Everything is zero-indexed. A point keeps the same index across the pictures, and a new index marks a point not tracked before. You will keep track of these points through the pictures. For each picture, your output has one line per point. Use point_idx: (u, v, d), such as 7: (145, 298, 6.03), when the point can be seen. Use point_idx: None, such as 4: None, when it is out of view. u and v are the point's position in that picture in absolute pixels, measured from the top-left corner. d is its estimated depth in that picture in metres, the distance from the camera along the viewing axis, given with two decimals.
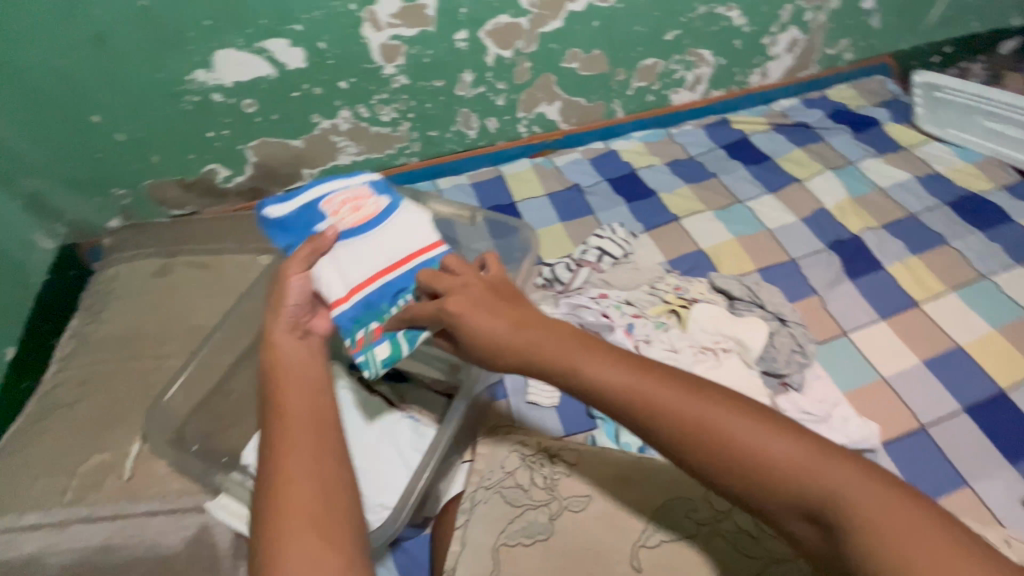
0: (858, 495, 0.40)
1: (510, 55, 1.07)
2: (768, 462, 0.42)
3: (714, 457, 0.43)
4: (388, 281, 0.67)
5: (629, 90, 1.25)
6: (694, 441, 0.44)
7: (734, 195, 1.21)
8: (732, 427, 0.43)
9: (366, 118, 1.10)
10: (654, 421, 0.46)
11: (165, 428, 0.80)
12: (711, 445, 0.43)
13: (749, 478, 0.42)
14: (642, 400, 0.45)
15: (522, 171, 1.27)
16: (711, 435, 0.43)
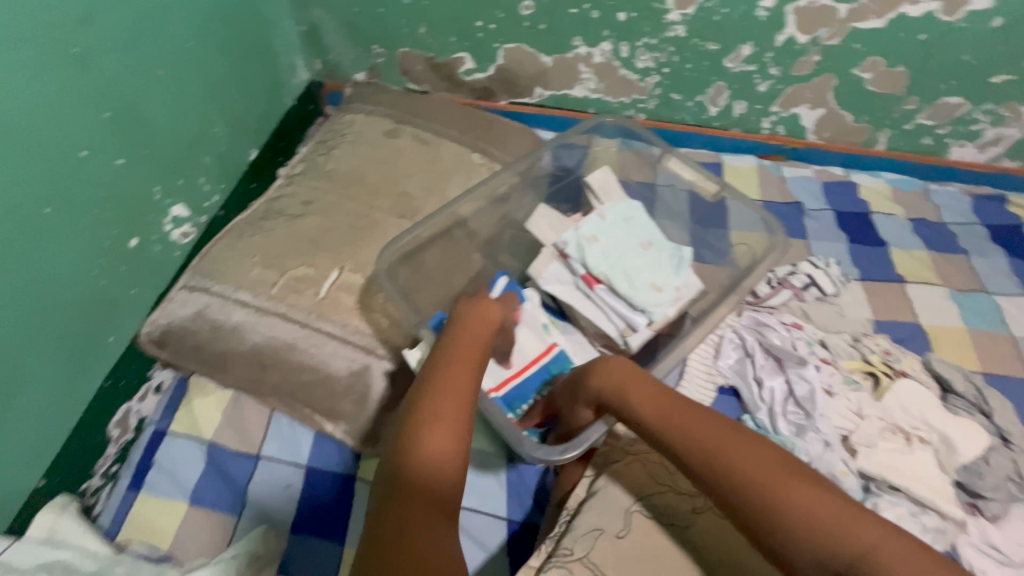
0: (892, 560, 0.44)
1: (805, 41, 0.97)
2: (817, 520, 0.48)
3: (770, 517, 0.50)
4: (524, 380, 0.80)
5: (908, 125, 1.09)
6: (762, 504, 0.50)
7: (982, 283, 1.03)
8: (797, 492, 0.50)
9: (622, 58, 1.07)
10: (732, 485, 0.52)
11: (364, 270, 0.87)
12: (774, 511, 0.50)
13: (798, 536, 0.48)
14: (725, 455, 0.54)
15: (744, 167, 1.18)
16: (773, 499, 0.50)
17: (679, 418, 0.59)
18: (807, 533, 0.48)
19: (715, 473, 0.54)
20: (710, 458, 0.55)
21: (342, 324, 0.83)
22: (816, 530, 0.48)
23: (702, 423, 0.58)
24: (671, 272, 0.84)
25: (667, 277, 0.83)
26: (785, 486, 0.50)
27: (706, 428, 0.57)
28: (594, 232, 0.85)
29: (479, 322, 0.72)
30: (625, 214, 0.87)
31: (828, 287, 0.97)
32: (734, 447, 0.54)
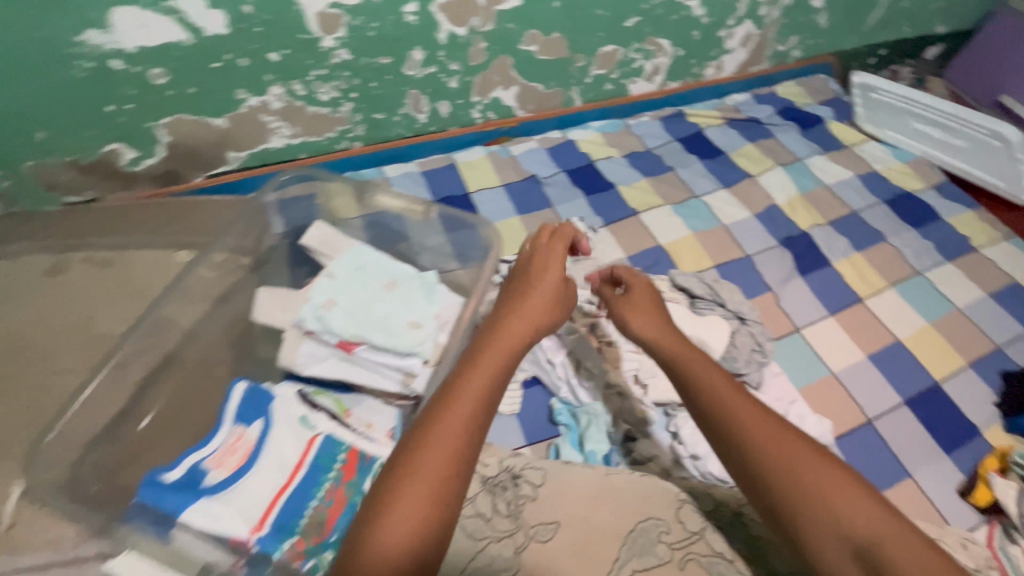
0: (899, 548, 0.48)
1: (464, 33, 0.99)
2: (814, 488, 0.52)
3: (778, 498, 0.53)
4: (295, 491, 0.62)
5: (588, 78, 1.20)
6: (772, 474, 0.54)
7: (690, 189, 1.20)
8: (810, 475, 0.52)
9: (301, 96, 0.98)
10: (774, 459, 0.54)
11: (56, 466, 0.65)
12: (802, 494, 0.52)
13: (809, 516, 0.51)
14: (728, 415, 0.58)
15: (476, 159, 1.19)
16: (801, 488, 0.52)
17: (734, 404, 0.58)
18: (827, 524, 0.51)
19: (734, 442, 0.57)
20: (744, 437, 0.56)
21: (53, 539, 0.66)
22: (825, 502, 0.51)
23: (740, 400, 0.58)
24: (424, 302, 0.80)
25: (421, 309, 0.79)
26: (794, 467, 0.53)
27: (772, 425, 0.56)
28: (328, 297, 0.77)
29: (550, 286, 0.63)
30: (355, 264, 0.81)
31: None
32: (788, 442, 0.55)
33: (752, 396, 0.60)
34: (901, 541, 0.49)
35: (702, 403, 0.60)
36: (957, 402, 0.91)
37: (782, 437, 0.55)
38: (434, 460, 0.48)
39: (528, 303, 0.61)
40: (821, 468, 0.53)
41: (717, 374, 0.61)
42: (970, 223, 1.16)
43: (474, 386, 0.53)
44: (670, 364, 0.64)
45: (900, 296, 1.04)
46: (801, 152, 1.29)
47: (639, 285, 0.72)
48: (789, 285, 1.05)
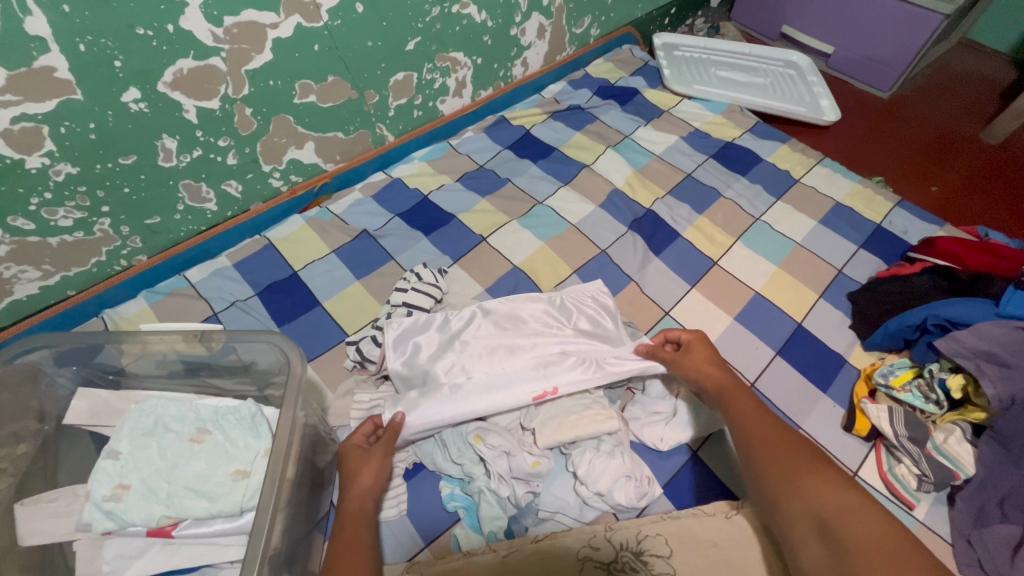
0: (854, 526, 0.51)
1: (218, 105, 0.85)
2: (809, 491, 0.56)
3: (760, 474, 0.61)
4: None
5: (391, 111, 1.11)
6: (766, 459, 0.61)
7: (531, 196, 1.15)
8: (798, 463, 0.59)
9: (32, 230, 0.79)
10: (752, 443, 0.63)
11: None
12: (769, 474, 0.60)
13: (788, 494, 0.57)
14: (744, 430, 0.65)
15: (294, 231, 1.05)
16: (789, 468, 0.59)
17: (750, 417, 0.66)
18: (803, 501, 0.56)
19: (737, 432, 0.66)
20: (745, 424, 0.66)
21: None
22: (821, 485, 0.56)
23: (765, 423, 0.65)
24: (249, 440, 0.66)
25: (245, 451, 0.65)
26: (780, 457, 0.60)
27: (782, 435, 0.63)
28: (116, 483, 0.62)
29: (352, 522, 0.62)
30: (143, 428, 0.66)
31: (426, 300, 0.93)
32: (787, 444, 0.62)
33: (777, 420, 0.66)
34: (861, 522, 0.51)
35: (745, 422, 0.66)
36: (821, 338, 0.94)
37: (791, 452, 0.61)
38: (355, 539, 0.60)
39: (367, 464, 0.67)
40: (820, 479, 0.57)
41: (745, 396, 0.70)
42: (787, 157, 1.22)
43: (355, 504, 0.64)
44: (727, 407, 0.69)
45: (747, 248, 1.06)
46: (626, 128, 1.29)
47: (697, 339, 0.79)
48: (647, 269, 1.03)
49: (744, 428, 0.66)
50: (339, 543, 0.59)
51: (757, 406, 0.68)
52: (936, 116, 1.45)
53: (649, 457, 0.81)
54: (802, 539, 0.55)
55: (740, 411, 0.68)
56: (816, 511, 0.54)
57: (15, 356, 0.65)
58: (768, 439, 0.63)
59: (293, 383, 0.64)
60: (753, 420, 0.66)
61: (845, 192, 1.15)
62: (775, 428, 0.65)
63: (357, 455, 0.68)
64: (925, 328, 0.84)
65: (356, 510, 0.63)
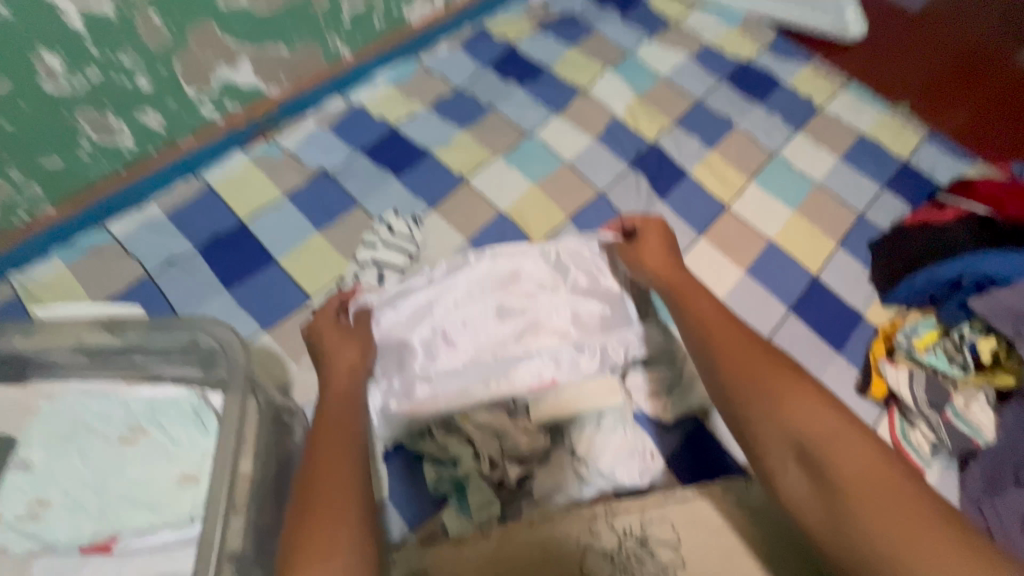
0: (840, 454, 0.46)
1: (110, 9, 0.65)
2: (788, 410, 0.49)
3: (730, 399, 0.54)
4: None
5: (345, 19, 0.90)
6: (735, 374, 0.53)
7: (519, 128, 0.99)
8: (774, 377, 0.52)
9: None
10: (722, 358, 0.55)
11: None
12: (739, 396, 0.53)
13: (763, 417, 0.51)
14: (712, 342, 0.57)
15: (238, 172, 0.88)
16: (764, 390, 0.52)
17: (716, 330, 0.58)
18: (779, 421, 0.50)
19: (702, 350, 0.58)
20: (712, 332, 0.58)
21: None
22: (804, 406, 0.49)
23: (735, 333, 0.57)
24: (195, 438, 0.56)
25: (191, 451, 0.55)
26: (754, 376, 0.53)
27: (754, 345, 0.56)
28: (34, 499, 0.52)
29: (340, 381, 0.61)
30: (59, 432, 0.54)
31: (398, 258, 0.82)
32: (761, 358, 0.54)
33: (742, 325, 0.59)
34: (851, 448, 0.46)
35: (711, 330, 0.58)
36: (837, 291, 0.86)
37: (764, 363, 0.53)
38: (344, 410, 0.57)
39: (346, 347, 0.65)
40: (800, 397, 0.50)
41: (705, 300, 0.62)
42: (810, 80, 1.07)
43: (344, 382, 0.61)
44: (692, 318, 0.61)
45: (761, 189, 0.94)
46: (628, 43, 1.10)
47: (650, 228, 0.73)
48: (651, 214, 0.91)
49: (708, 342, 0.57)
50: (317, 448, 0.51)
51: (722, 310, 0.60)
52: (970, 31, 1.29)
53: (652, 428, 0.74)
54: (780, 464, 0.49)
55: (703, 321, 0.60)
56: (795, 435, 0.48)
57: None
58: (735, 349, 0.55)
59: (238, 371, 0.54)
60: (722, 329, 0.58)
61: (872, 122, 1.02)
62: (744, 336, 0.57)
63: (333, 339, 0.66)
64: (959, 284, 0.76)
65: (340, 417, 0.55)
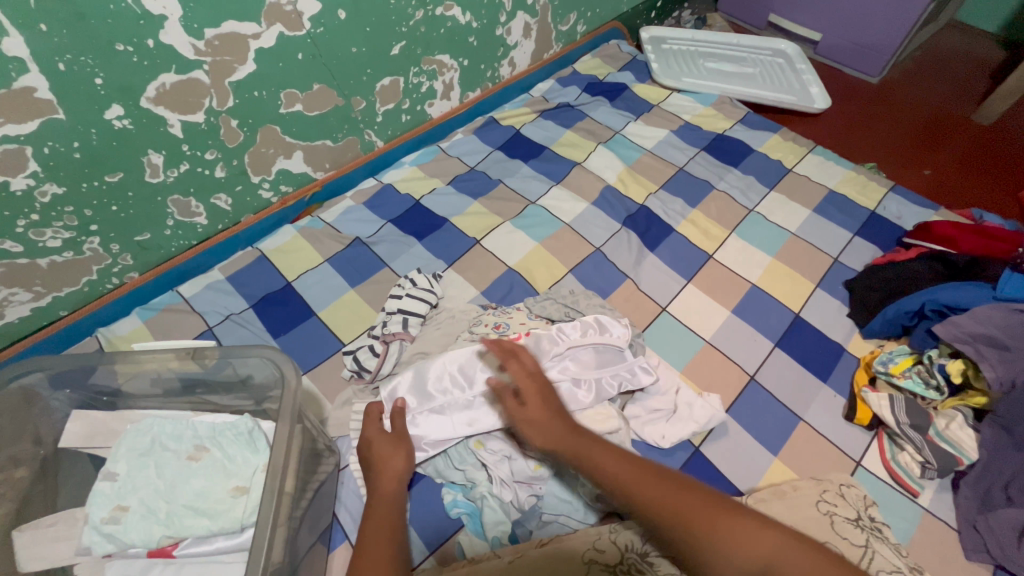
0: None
1: (203, 119, 0.84)
2: (731, 546, 0.46)
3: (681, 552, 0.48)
4: None
5: (379, 117, 1.10)
6: (665, 524, 0.49)
7: (524, 197, 1.15)
8: (701, 513, 0.48)
9: (20, 252, 0.78)
10: (645, 509, 0.51)
11: None
12: (677, 538, 0.48)
13: (708, 559, 0.46)
14: (626, 496, 0.53)
15: (287, 241, 1.04)
16: (703, 529, 0.47)
17: (630, 478, 0.53)
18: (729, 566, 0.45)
19: (629, 506, 0.52)
20: (619, 486, 0.53)
21: None
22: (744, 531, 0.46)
23: (639, 482, 0.53)
24: (247, 456, 0.65)
25: (243, 467, 0.65)
26: (683, 518, 0.48)
27: (663, 486, 0.51)
28: (115, 505, 0.62)
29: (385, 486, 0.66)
30: (139, 448, 0.65)
31: (421, 306, 0.92)
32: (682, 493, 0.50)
33: (646, 463, 0.55)
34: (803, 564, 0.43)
35: (620, 482, 0.54)
36: (819, 327, 0.93)
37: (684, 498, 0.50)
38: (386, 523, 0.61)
39: (394, 454, 0.69)
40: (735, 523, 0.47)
41: (604, 450, 0.58)
42: (780, 147, 1.21)
43: (388, 489, 0.66)
44: (597, 476, 0.56)
45: (741, 240, 1.05)
46: (616, 124, 1.28)
47: (529, 387, 0.68)
48: (642, 265, 1.02)
49: (626, 497, 0.53)
50: (368, 529, 0.60)
51: (622, 456, 0.56)
52: (928, 99, 1.45)
53: (652, 455, 0.80)
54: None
55: (609, 476, 0.55)
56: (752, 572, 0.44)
57: (8, 382, 0.64)
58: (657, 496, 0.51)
59: (289, 397, 0.64)
60: (625, 481, 0.53)
61: (838, 179, 1.14)
62: (658, 476, 0.53)
63: (384, 445, 0.70)
64: (923, 314, 0.84)
65: (387, 495, 0.65)
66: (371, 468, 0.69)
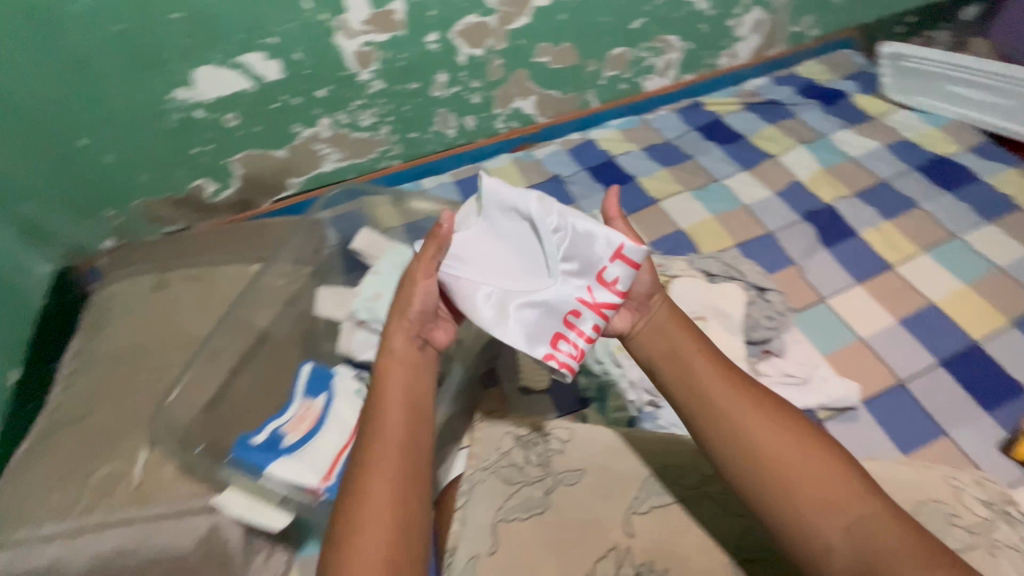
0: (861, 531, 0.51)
1: (481, 53, 1.11)
2: (798, 486, 0.53)
3: (751, 486, 0.56)
4: (354, 449, 0.76)
5: (602, 80, 1.28)
6: (758, 462, 0.56)
7: (710, 175, 1.24)
8: (805, 447, 0.55)
9: (346, 125, 1.13)
10: (757, 446, 0.56)
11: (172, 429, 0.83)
12: (777, 483, 0.54)
13: (781, 499, 0.54)
14: (719, 424, 0.58)
15: (502, 165, 1.29)
16: (783, 472, 0.54)
17: (715, 413, 0.59)
18: (797, 504, 0.53)
19: (739, 449, 0.57)
20: (709, 417, 0.59)
21: (171, 499, 0.78)
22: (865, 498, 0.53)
23: (742, 413, 0.58)
24: None
25: None
26: (797, 462, 0.55)
27: (763, 422, 0.57)
28: (375, 291, 0.89)
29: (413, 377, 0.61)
30: (396, 262, 0.93)
31: None
32: (783, 436, 0.56)
33: (751, 391, 0.60)
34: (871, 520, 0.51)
35: (719, 421, 0.59)
36: (999, 361, 0.88)
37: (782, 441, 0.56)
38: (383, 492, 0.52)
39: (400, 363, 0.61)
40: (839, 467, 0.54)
41: (717, 377, 0.61)
42: (1013, 182, 1.12)
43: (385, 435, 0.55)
44: (693, 402, 0.61)
45: (932, 260, 1.02)
46: (824, 128, 1.29)
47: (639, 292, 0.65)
48: (813, 257, 1.06)
49: (724, 436, 0.58)
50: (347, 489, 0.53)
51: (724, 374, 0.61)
52: None
53: None
54: (820, 545, 0.52)
55: (704, 405, 0.60)
56: (831, 505, 0.52)
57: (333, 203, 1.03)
58: (757, 439, 0.56)
59: None
60: (716, 408, 0.59)
61: None
62: (748, 408, 0.58)
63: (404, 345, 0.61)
64: None
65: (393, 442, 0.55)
66: (369, 405, 0.58)
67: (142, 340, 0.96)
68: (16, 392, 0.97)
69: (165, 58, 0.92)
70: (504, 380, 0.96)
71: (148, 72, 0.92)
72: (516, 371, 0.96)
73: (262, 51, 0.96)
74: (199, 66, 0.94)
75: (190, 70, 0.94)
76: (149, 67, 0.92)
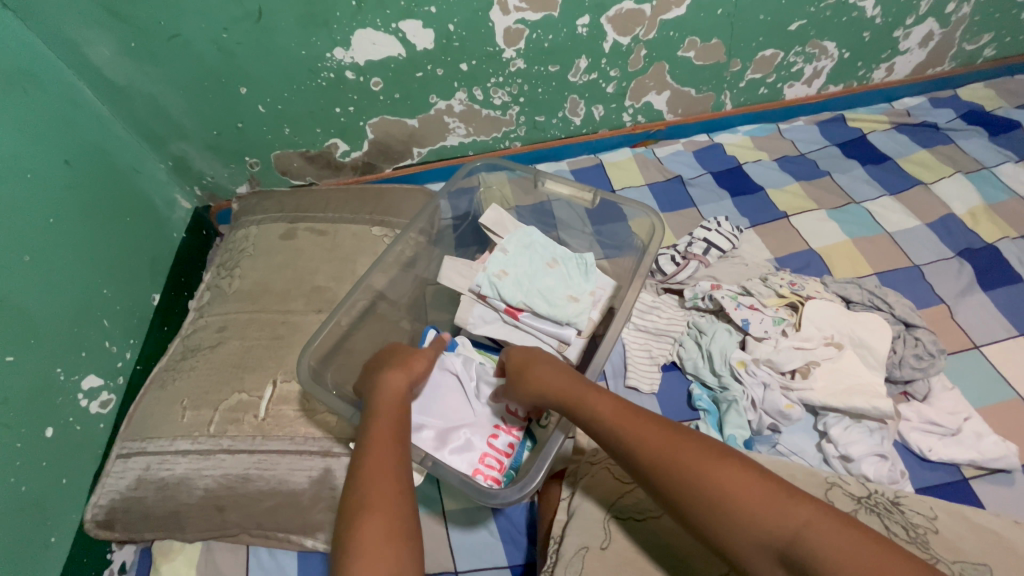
0: (824, 540, 0.43)
1: (628, 42, 1.07)
2: (727, 502, 0.48)
3: (693, 516, 0.50)
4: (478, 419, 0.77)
5: (742, 83, 1.22)
6: (676, 487, 0.51)
7: (849, 195, 1.15)
8: (688, 466, 0.51)
9: (480, 100, 1.14)
10: (649, 470, 0.53)
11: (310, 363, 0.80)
12: (700, 506, 0.49)
13: (730, 528, 0.47)
14: (635, 452, 0.55)
15: (622, 160, 1.26)
16: (694, 490, 0.50)
17: (625, 425, 0.58)
18: (741, 528, 0.47)
19: (643, 471, 0.54)
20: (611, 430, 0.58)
21: (290, 437, 0.83)
22: (727, 516, 0.48)
23: (646, 436, 0.56)
24: (580, 280, 0.89)
25: (579, 286, 0.88)
26: (694, 474, 0.51)
27: (667, 441, 0.54)
28: (501, 268, 0.89)
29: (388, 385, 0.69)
30: (523, 242, 0.92)
31: (724, 243, 1.04)
32: (687, 451, 0.52)
33: (652, 418, 0.58)
34: (818, 530, 0.44)
35: (620, 442, 0.57)
36: None
37: (666, 450, 0.53)
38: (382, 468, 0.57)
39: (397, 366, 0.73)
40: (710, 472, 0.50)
41: (605, 402, 0.62)
42: None
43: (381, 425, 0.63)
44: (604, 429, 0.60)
45: None
46: (989, 159, 1.16)
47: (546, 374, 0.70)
48: (967, 299, 0.96)
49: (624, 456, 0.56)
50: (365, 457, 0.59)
51: (630, 415, 0.59)
52: None
53: (910, 461, 0.80)
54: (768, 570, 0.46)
55: (616, 426, 0.58)
56: (761, 534, 0.46)
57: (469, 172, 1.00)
58: (650, 458, 0.54)
59: (644, 264, 0.87)
60: (616, 424, 0.58)
61: None
62: (666, 435, 0.55)
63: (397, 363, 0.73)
64: None
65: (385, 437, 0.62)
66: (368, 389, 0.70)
67: (270, 281, 1.01)
68: (157, 313, 1.04)
69: (331, 18, 0.95)
70: (612, 376, 0.94)
71: (314, 29, 0.96)
72: (624, 370, 0.94)
73: (419, 19, 0.97)
74: (360, 28, 0.97)
75: (351, 31, 0.97)
76: (316, 25, 0.95)
